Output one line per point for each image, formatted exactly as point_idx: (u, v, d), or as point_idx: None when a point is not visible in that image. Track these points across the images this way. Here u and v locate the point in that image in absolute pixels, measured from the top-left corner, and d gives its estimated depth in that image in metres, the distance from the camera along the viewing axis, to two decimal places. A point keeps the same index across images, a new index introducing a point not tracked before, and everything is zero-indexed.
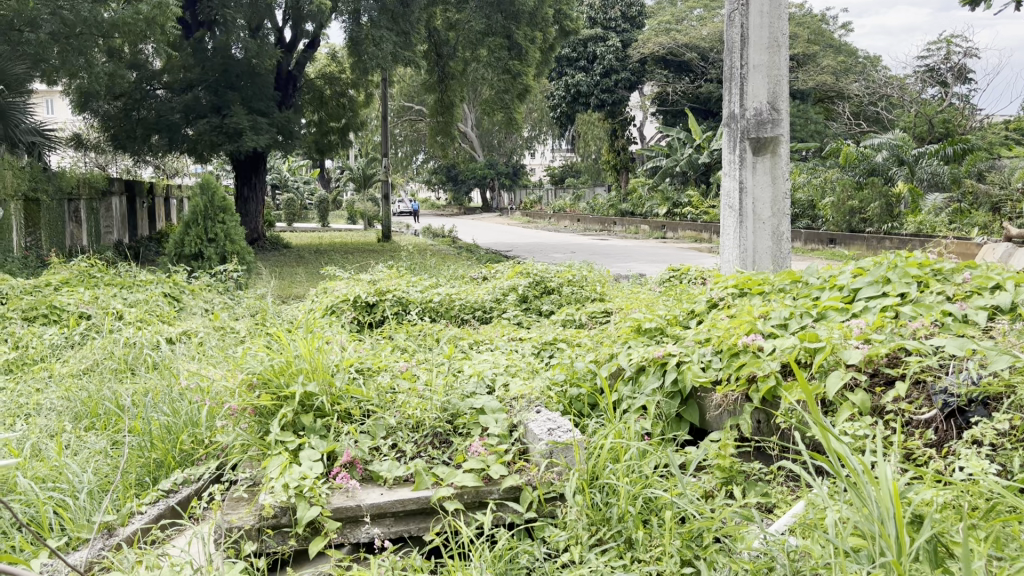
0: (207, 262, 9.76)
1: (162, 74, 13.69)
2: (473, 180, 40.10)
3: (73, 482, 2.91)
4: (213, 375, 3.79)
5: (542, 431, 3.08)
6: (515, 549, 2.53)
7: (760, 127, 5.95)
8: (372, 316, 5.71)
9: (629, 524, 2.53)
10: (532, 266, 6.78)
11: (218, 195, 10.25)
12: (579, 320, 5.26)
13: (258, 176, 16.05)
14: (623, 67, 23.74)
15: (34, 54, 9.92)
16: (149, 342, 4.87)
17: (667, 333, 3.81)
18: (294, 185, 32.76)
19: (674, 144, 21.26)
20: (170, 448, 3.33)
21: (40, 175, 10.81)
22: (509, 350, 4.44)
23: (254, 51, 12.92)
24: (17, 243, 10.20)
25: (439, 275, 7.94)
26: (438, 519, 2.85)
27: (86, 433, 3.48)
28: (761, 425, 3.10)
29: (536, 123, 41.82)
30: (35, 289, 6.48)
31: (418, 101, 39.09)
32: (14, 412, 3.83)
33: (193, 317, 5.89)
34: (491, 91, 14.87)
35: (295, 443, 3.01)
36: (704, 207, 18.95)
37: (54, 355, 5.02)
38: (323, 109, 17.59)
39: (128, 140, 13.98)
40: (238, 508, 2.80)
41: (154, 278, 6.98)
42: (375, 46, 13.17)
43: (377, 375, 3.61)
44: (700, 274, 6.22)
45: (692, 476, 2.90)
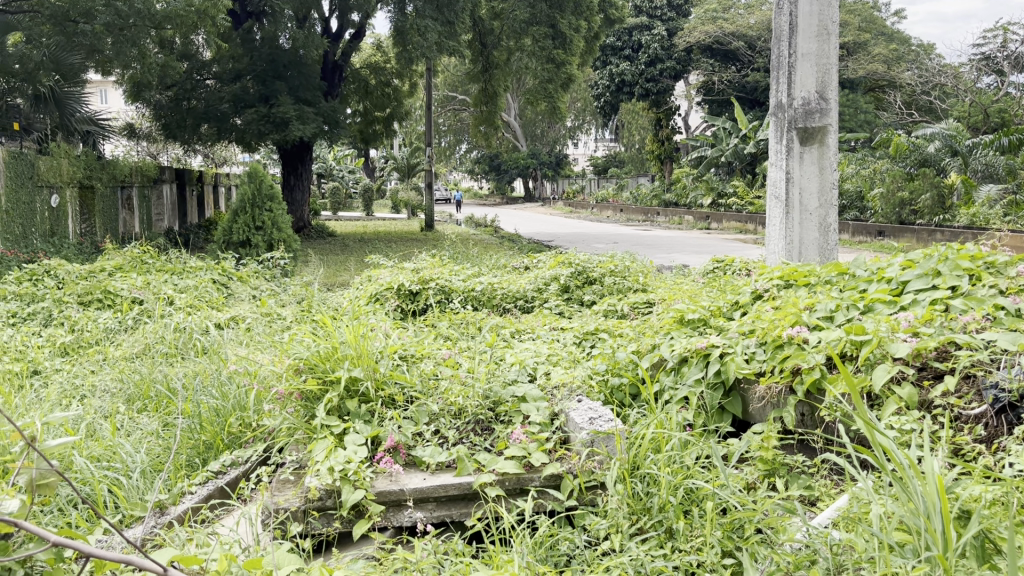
0: (254, 249, 9.93)
1: (212, 65, 13.79)
2: (516, 169, 40.16)
3: (127, 461, 3.01)
4: (261, 359, 3.88)
5: (584, 419, 3.09)
6: (556, 536, 2.56)
7: (808, 117, 5.84)
8: (415, 304, 5.78)
9: (670, 514, 2.53)
10: (574, 257, 6.78)
11: (266, 184, 10.43)
12: (621, 310, 5.25)
13: (303, 165, 16.25)
14: (669, 56, 23.48)
15: (89, 45, 10.05)
16: (199, 327, 5.00)
17: (710, 325, 3.79)
18: (338, 174, 33.05)
19: (720, 134, 20.99)
20: (218, 430, 3.41)
21: (95, 164, 11.07)
22: (551, 340, 4.45)
23: (301, 41, 13.20)
24: (72, 230, 10.49)
25: (482, 264, 7.98)
26: (480, 505, 2.88)
27: (139, 415, 3.59)
28: (805, 418, 3.05)
29: (579, 112, 41.72)
30: (90, 275, 6.66)
31: (462, 91, 39.19)
32: (71, 393, 3.96)
33: (241, 303, 6.02)
34: (534, 81, 14.88)
35: (340, 427, 3.07)
36: (750, 198, 18.73)
37: (108, 339, 5.17)
38: (368, 99, 17.71)
39: (178, 129, 14.19)
40: (285, 490, 2.87)
41: (203, 265, 7.14)
42: (420, 36, 13.24)
43: (420, 362, 3.66)
44: (745, 264, 6.16)
45: (735, 468, 2.89)
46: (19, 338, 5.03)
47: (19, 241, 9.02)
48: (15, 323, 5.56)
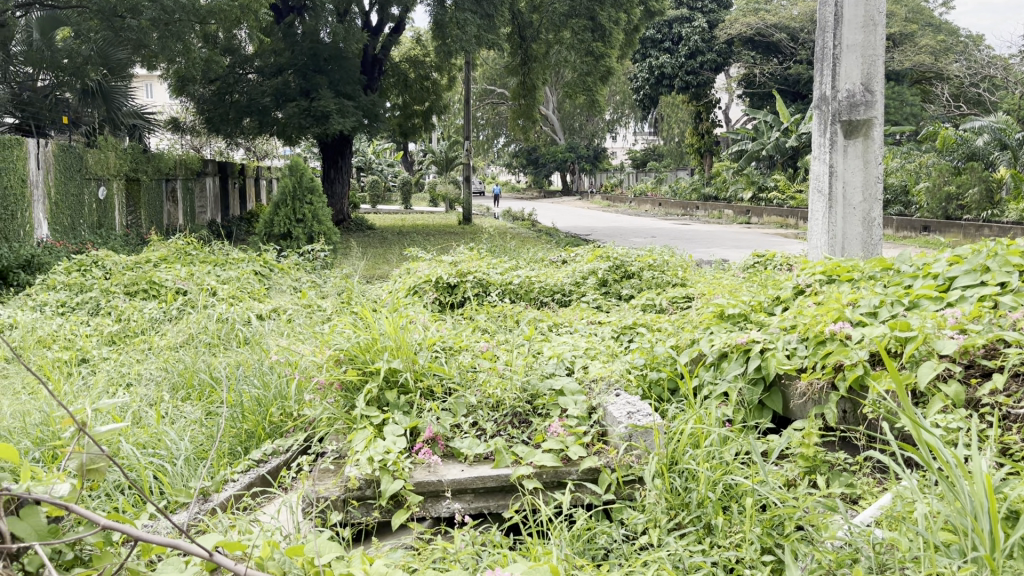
0: (295, 241, 10.05)
1: (254, 59, 14.12)
2: (554, 163, 40.13)
3: (172, 448, 3.07)
4: (302, 350, 3.93)
5: (621, 414, 3.07)
6: (594, 530, 2.56)
7: (853, 110, 5.78)
8: (453, 297, 5.81)
9: (709, 509, 2.51)
10: (612, 250, 6.75)
11: (307, 177, 10.54)
12: (659, 304, 5.22)
13: (343, 158, 16.39)
14: (709, 49, 23.19)
15: (136, 39, 10.30)
16: (241, 317, 5.07)
17: (750, 320, 3.75)
18: (377, 168, 33.24)
19: (761, 128, 20.70)
20: (260, 420, 3.45)
21: (141, 157, 11.27)
22: (589, 334, 4.44)
23: (342, 34, 13.31)
24: (119, 222, 10.71)
25: (519, 258, 7.99)
26: (517, 497, 2.89)
27: (182, 403, 3.66)
28: (847, 415, 3.02)
29: (618, 106, 41.53)
30: (136, 265, 6.79)
31: (501, 85, 39.19)
32: (117, 380, 4.05)
33: (282, 295, 6.09)
34: (573, 74, 14.83)
35: (379, 418, 3.10)
36: (791, 192, 18.50)
37: (153, 328, 5.27)
38: (407, 93, 17.82)
39: (221, 123, 14.38)
40: (325, 479, 2.91)
41: (246, 257, 7.24)
42: (459, 29, 13.25)
43: (459, 354, 3.68)
44: (786, 259, 6.09)
45: (775, 465, 2.86)
46: (68, 327, 5.14)
47: (67, 232, 9.23)
48: (64, 313, 5.69)
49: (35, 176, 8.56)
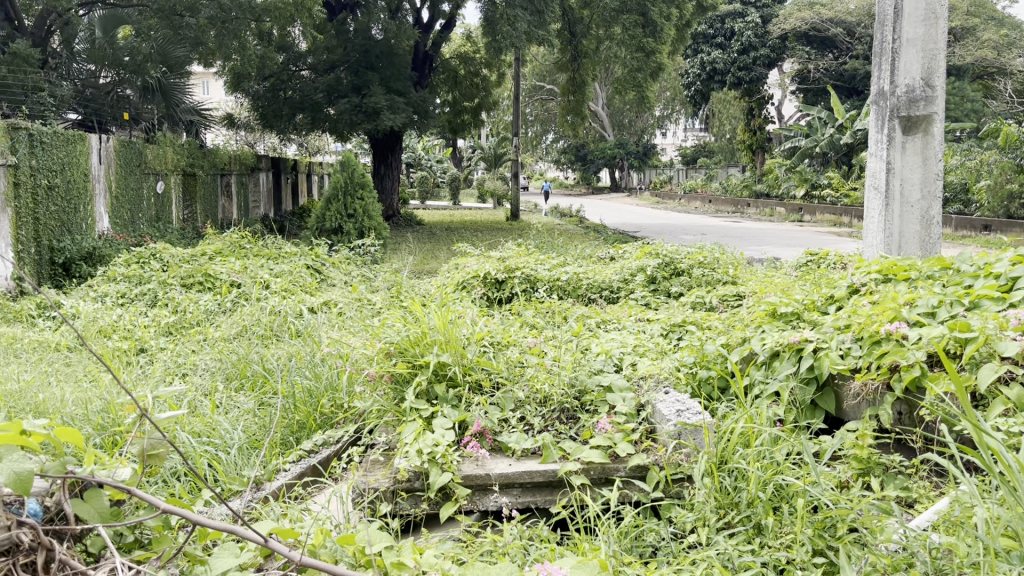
0: (346, 236, 10.16)
1: (307, 56, 14.30)
2: (603, 160, 39.93)
3: (226, 437, 3.13)
4: (352, 343, 3.98)
5: (670, 411, 3.05)
6: (641, 527, 2.55)
7: (912, 105, 5.65)
8: (501, 292, 5.82)
9: (759, 510, 2.48)
10: (662, 248, 6.70)
11: (358, 172, 10.66)
12: (709, 302, 5.16)
13: (394, 155, 16.52)
14: (763, 44, 22.95)
15: (194, 36, 10.70)
16: (293, 310, 5.16)
17: (803, 319, 3.69)
18: (427, 164, 33.39)
19: (815, 124, 20.30)
20: (312, 410, 3.51)
21: (197, 152, 11.52)
22: (638, 331, 4.41)
23: (393, 31, 13.52)
24: (176, 216, 10.97)
25: (567, 255, 7.96)
26: (565, 493, 2.90)
27: (236, 394, 3.73)
28: (903, 416, 2.95)
29: (669, 102, 41.18)
30: (192, 258, 6.95)
31: (550, 81, 39.10)
32: (173, 370, 4.16)
33: (333, 289, 6.17)
34: (623, 70, 14.74)
35: (429, 411, 3.13)
36: (845, 190, 18.17)
37: (208, 319, 5.40)
38: (457, 89, 17.90)
39: (275, 119, 14.52)
40: (375, 470, 2.95)
41: (297, 251, 7.35)
42: (510, 25, 13.26)
43: (507, 349, 3.69)
44: (840, 258, 5.97)
45: (827, 466, 2.82)
46: (128, 317, 5.30)
47: (127, 226, 9.48)
48: (123, 303, 5.85)
49: (97, 171, 8.78)
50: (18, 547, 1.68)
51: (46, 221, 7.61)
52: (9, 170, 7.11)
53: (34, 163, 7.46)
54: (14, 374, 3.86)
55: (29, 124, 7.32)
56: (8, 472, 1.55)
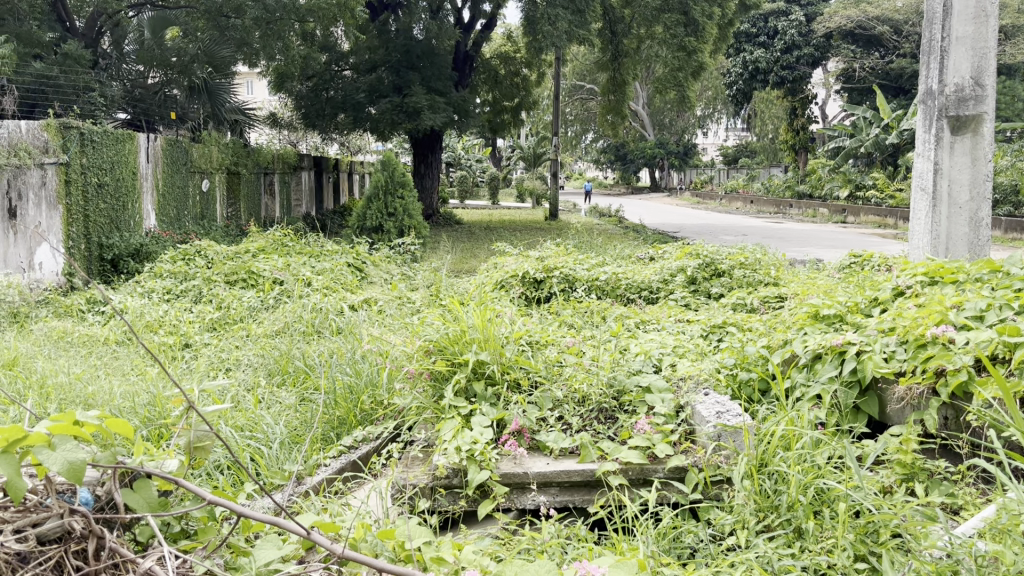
0: (386, 235, 10.26)
1: (349, 56, 14.64)
2: (643, 159, 39.69)
3: (268, 432, 3.18)
4: (393, 341, 4.01)
5: (710, 413, 3.03)
6: (680, 529, 2.54)
7: (961, 104, 5.54)
8: (540, 292, 5.83)
9: (800, 513, 2.46)
10: (702, 248, 6.64)
11: (398, 172, 10.75)
12: (751, 304, 5.12)
13: (434, 154, 16.61)
14: (806, 43, 22.64)
15: (240, 37, 10.95)
16: (334, 307, 5.22)
17: (846, 321, 3.64)
18: (466, 163, 33.47)
19: (860, 124, 19.95)
20: (352, 407, 3.54)
21: (241, 151, 11.71)
22: (678, 332, 4.38)
23: (434, 31, 13.69)
24: (220, 214, 11.16)
25: (606, 254, 7.92)
26: (602, 493, 2.89)
27: (277, 389, 3.79)
28: (949, 422, 2.89)
29: (710, 101, 40.80)
30: (237, 256, 7.07)
31: (590, 80, 38.96)
32: (217, 365, 4.23)
33: (373, 287, 6.23)
34: (664, 69, 14.65)
35: (467, 409, 3.16)
36: (891, 190, 17.85)
37: (251, 316, 5.48)
38: (497, 89, 17.93)
39: (317, 119, 14.65)
40: (414, 467, 2.98)
41: (339, 249, 7.44)
42: (550, 25, 13.26)
43: (545, 348, 3.69)
44: (885, 261, 5.87)
45: (870, 470, 2.77)
46: (174, 313, 5.40)
47: (173, 223, 9.66)
48: (169, 299, 5.97)
49: (145, 169, 8.96)
50: (70, 535, 1.73)
51: (95, 217, 7.80)
52: (60, 167, 7.30)
53: (85, 161, 7.64)
54: (66, 367, 3.96)
55: (81, 124, 7.50)
56: (62, 461, 1.59)
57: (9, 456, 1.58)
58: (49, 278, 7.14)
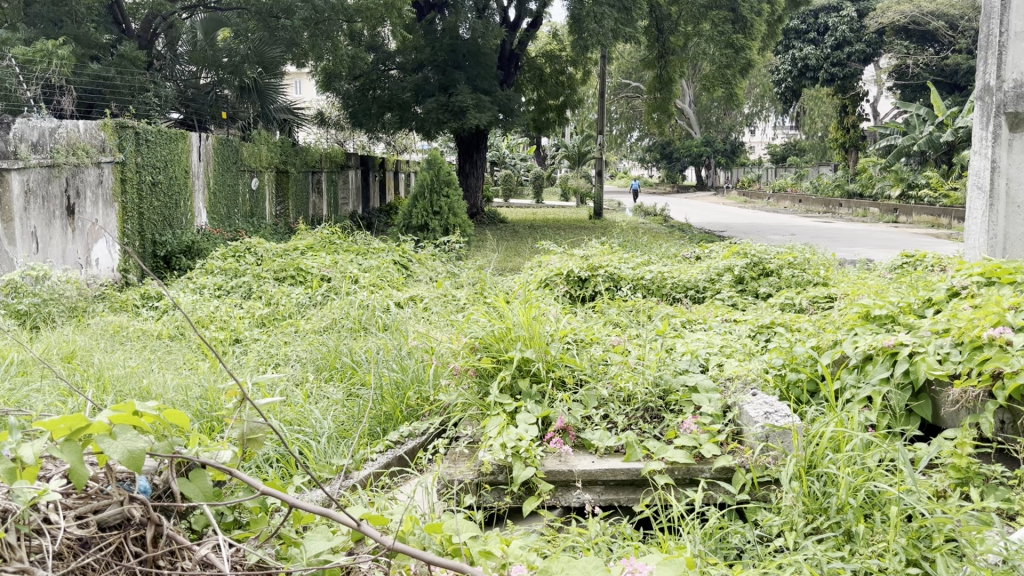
0: (432, 233, 10.34)
1: (396, 55, 14.53)
2: (689, 158, 39.35)
3: (316, 426, 3.22)
4: (438, 337, 4.04)
5: (758, 413, 3.00)
6: (726, 529, 2.52)
7: (1020, 101, 5.40)
8: (584, 290, 5.83)
9: (850, 516, 2.42)
10: (750, 247, 6.57)
11: (443, 170, 10.82)
12: (799, 304, 5.05)
13: (479, 152, 16.66)
14: (858, 39, 22.21)
15: (289, 38, 11.17)
16: (381, 304, 5.28)
17: (899, 321, 3.57)
18: (510, 162, 33.51)
19: (913, 121, 19.52)
20: (398, 403, 3.57)
21: (290, 150, 11.89)
22: (724, 331, 4.35)
23: (480, 30, 13.74)
24: (269, 212, 11.36)
25: (652, 253, 7.88)
26: (648, 492, 2.89)
27: (325, 384, 3.85)
28: (1006, 425, 2.83)
29: (758, 98, 40.36)
30: (285, 253, 7.19)
31: (636, 79, 38.77)
32: (267, 359, 4.31)
33: (419, 284, 6.29)
34: (711, 67, 14.54)
35: (513, 406, 3.17)
36: (944, 190, 17.43)
37: (299, 312, 5.56)
38: (543, 87, 17.93)
39: (364, 117, 14.82)
40: (459, 463, 3.01)
41: (385, 247, 7.52)
42: (596, 23, 13.23)
43: (590, 347, 3.69)
44: (939, 261, 5.75)
45: (923, 474, 2.72)
46: (225, 308, 5.51)
47: (223, 220, 9.84)
48: (220, 295, 6.09)
49: (197, 167, 9.13)
50: (129, 522, 1.79)
51: (149, 215, 7.98)
52: (117, 167, 7.48)
53: (140, 160, 7.83)
54: (121, 360, 4.07)
55: (136, 124, 7.68)
56: (123, 450, 1.63)
57: (73, 444, 1.63)
58: (106, 274, 7.35)
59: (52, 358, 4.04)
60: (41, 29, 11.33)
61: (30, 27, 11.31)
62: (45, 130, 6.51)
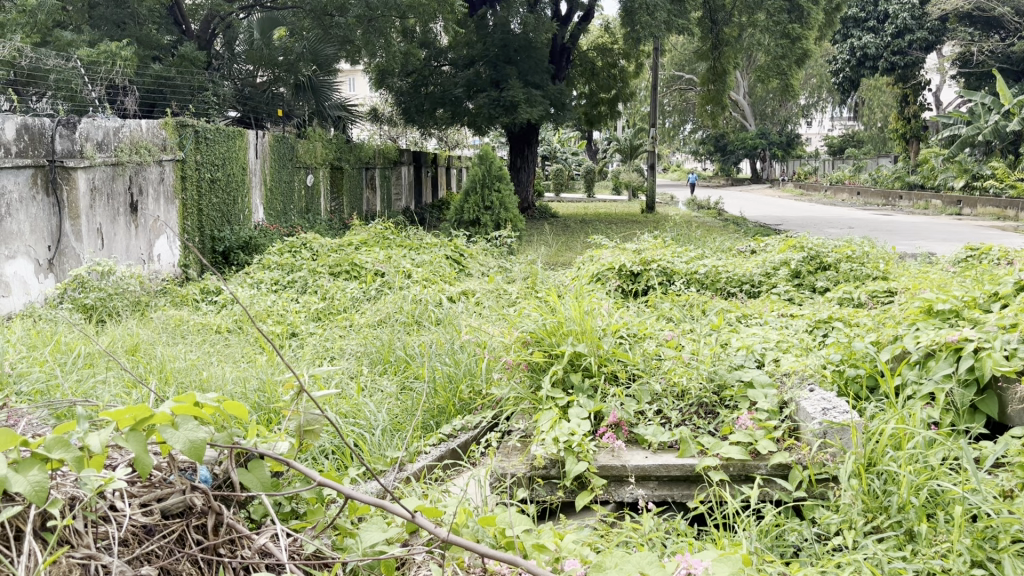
0: (483, 228, 10.39)
1: (448, 51, 14.63)
2: (743, 150, 38.74)
3: (371, 419, 3.26)
4: (490, 332, 4.06)
5: (816, 410, 2.95)
6: (783, 527, 2.49)
7: None
8: (636, 285, 5.78)
9: (911, 515, 2.36)
10: (807, 241, 6.44)
11: (495, 165, 10.84)
12: (858, 299, 4.92)
13: (530, 147, 16.65)
14: (920, 26, 21.48)
15: (343, 36, 11.40)
16: (434, 299, 5.32)
17: (963, 317, 3.47)
18: (562, 157, 33.53)
19: (978, 110, 18.83)
20: (451, 396, 3.58)
21: (344, 147, 12.04)
22: (780, 326, 4.28)
23: (532, 25, 13.59)
24: (325, 207, 11.54)
25: (706, 247, 7.80)
26: (702, 489, 2.86)
27: (380, 377, 3.90)
28: None
29: (814, 89, 39.62)
30: (340, 248, 7.31)
31: (690, 70, 38.33)
32: (322, 353, 4.37)
33: (471, 279, 6.31)
34: (766, 58, 14.35)
35: (565, 400, 3.17)
36: (1010, 181, 16.90)
37: (353, 306, 5.63)
38: (594, 81, 17.85)
39: (416, 113, 14.93)
40: (512, 456, 3.02)
41: (438, 242, 7.58)
42: (649, 15, 13.07)
43: (643, 341, 3.66)
44: (1004, 254, 5.56)
45: (988, 473, 2.64)
46: (281, 303, 5.60)
47: (279, 216, 10.02)
48: (277, 290, 6.19)
49: (254, 165, 9.30)
50: (192, 511, 1.84)
51: (208, 212, 8.15)
52: (177, 165, 7.66)
53: (199, 158, 8.01)
54: (183, 353, 4.17)
55: (195, 123, 7.85)
56: (184, 440, 1.67)
57: (137, 433, 1.68)
58: (167, 269, 7.59)
59: (117, 350, 4.16)
60: (105, 31, 11.67)
61: (95, 29, 11.67)
62: (111, 129, 6.68)
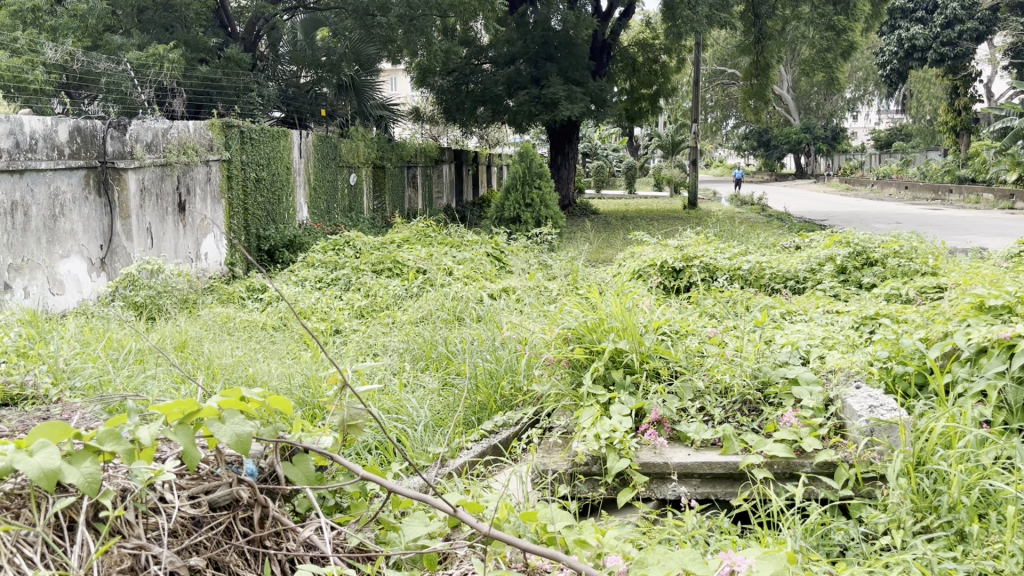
0: (523, 225, 10.39)
1: (488, 50, 14.53)
2: (788, 145, 38.18)
3: (413, 415, 3.28)
4: (531, 328, 4.07)
5: (862, 407, 2.89)
6: (829, 526, 2.46)
7: None
8: (678, 281, 5.74)
9: (963, 515, 2.31)
10: (853, 236, 6.32)
11: (535, 163, 10.83)
12: (905, 294, 4.84)
13: (571, 145, 16.60)
14: (970, 16, 20.91)
15: (385, 35, 11.53)
16: (474, 296, 5.33)
17: (1015, 312, 3.38)
18: (602, 153, 33.38)
19: None
20: (492, 392, 3.58)
21: (386, 146, 12.14)
22: (826, 323, 4.22)
23: (572, 21, 13.78)
24: (367, 206, 11.65)
25: (750, 242, 7.71)
26: (747, 486, 2.83)
27: (422, 373, 3.92)
28: None
29: (861, 82, 38.89)
30: (382, 246, 7.37)
31: (732, 64, 37.85)
32: (364, 349, 4.41)
33: (512, 276, 6.30)
34: (810, 50, 14.11)
35: (607, 397, 3.16)
36: None
37: (396, 304, 5.67)
38: (635, 76, 17.76)
39: (456, 112, 14.98)
40: (553, 453, 3.03)
41: (479, 239, 7.60)
42: (690, 9, 12.98)
43: (685, 338, 3.63)
44: None
45: None
46: (325, 300, 5.67)
47: (323, 214, 10.15)
48: (321, 288, 6.26)
49: (298, 164, 9.42)
50: (238, 503, 1.87)
51: (253, 211, 8.28)
52: (223, 165, 7.79)
53: (244, 158, 8.13)
54: (230, 349, 4.24)
55: (241, 123, 7.97)
56: (230, 433, 1.70)
57: (185, 427, 1.71)
58: (214, 267, 7.74)
59: (166, 346, 4.25)
60: (154, 35, 11.98)
61: (144, 32, 11.95)
62: (159, 130, 6.80)
